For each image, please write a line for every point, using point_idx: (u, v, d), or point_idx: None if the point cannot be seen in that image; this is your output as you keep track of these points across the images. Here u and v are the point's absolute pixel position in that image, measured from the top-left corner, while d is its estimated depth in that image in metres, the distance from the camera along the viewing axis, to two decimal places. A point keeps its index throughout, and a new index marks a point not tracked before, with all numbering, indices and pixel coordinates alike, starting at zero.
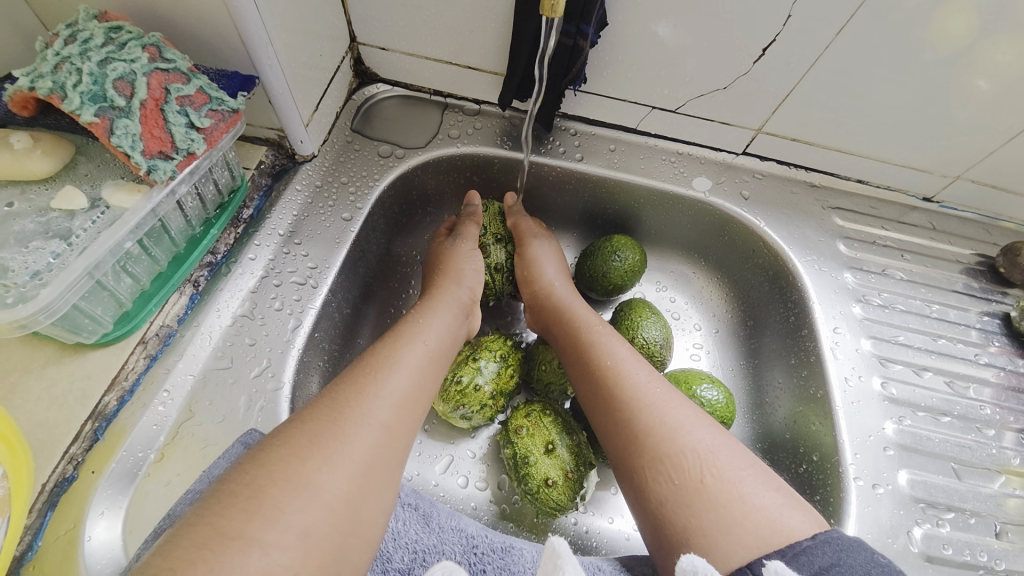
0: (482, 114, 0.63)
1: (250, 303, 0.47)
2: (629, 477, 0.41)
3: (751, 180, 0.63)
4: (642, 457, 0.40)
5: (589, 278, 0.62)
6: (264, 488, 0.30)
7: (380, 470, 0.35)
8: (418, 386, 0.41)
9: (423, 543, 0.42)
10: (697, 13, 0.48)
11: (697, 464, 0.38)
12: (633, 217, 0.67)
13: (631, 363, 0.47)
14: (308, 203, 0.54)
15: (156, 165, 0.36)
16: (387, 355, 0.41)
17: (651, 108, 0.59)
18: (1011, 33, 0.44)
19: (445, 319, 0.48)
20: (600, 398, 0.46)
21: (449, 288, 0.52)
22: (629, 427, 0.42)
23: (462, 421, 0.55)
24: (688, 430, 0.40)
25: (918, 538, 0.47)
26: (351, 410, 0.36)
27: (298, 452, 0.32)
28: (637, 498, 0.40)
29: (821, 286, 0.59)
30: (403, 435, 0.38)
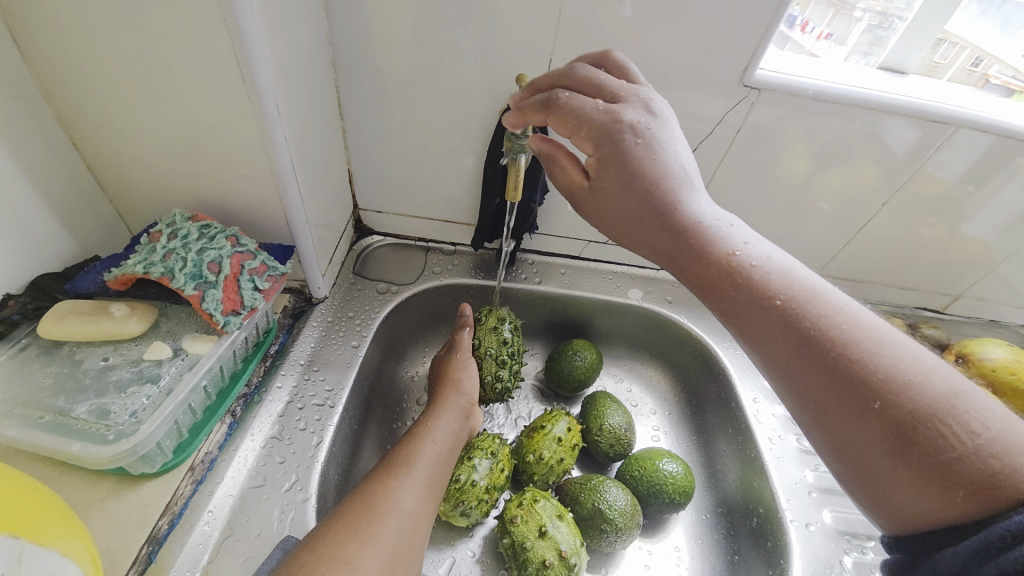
0: (457, 253, 0.84)
1: (279, 426, 0.55)
2: (873, 426, 0.36)
3: (670, 288, 0.85)
4: (900, 404, 0.35)
5: (559, 377, 0.78)
6: (312, 567, 0.38)
7: (403, 552, 0.42)
8: (432, 480, 0.50)
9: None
10: None
11: (949, 408, 0.34)
12: (586, 323, 0.85)
13: (821, 289, 0.40)
14: (322, 335, 0.66)
15: (230, 319, 0.47)
16: (401, 454, 0.51)
17: (587, 242, 0.82)
18: (836, 170, 0.68)
19: (443, 417, 0.58)
20: (803, 337, 0.38)
21: (447, 394, 0.61)
22: (895, 370, 0.36)
23: (461, 518, 0.62)
24: (926, 370, 0.36)
25: (850, 565, 0.57)
26: (380, 502, 0.44)
27: (340, 537, 0.40)
28: (889, 448, 0.35)
29: (740, 366, 0.75)
30: (422, 522, 0.46)
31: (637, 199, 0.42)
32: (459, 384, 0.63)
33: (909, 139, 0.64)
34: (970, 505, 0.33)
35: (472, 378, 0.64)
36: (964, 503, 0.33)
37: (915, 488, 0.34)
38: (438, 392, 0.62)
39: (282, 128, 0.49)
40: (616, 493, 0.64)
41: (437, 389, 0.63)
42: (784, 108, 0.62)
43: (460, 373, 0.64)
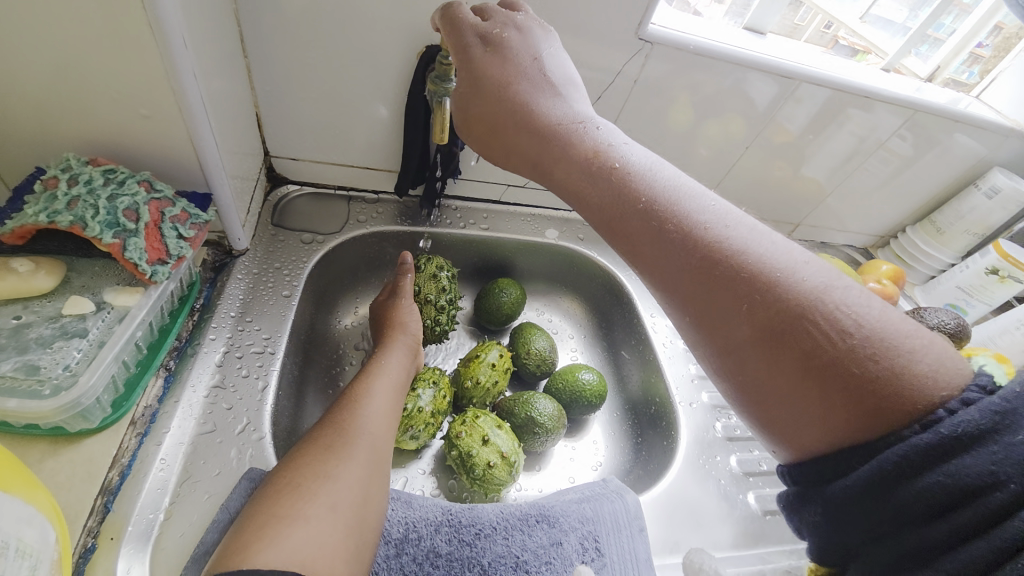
0: (380, 201, 0.85)
1: (220, 375, 0.56)
2: (744, 327, 0.37)
3: (583, 227, 0.95)
4: (772, 312, 0.36)
5: (488, 313, 0.86)
6: (297, 483, 0.43)
7: (376, 464, 0.48)
8: (391, 407, 0.55)
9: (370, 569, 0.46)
10: None
11: (818, 311, 0.35)
12: (510, 263, 0.93)
13: (695, 195, 0.42)
14: (250, 287, 0.65)
15: (157, 269, 0.46)
16: (359, 387, 0.55)
17: (506, 186, 0.88)
18: (709, 120, 0.82)
19: (394, 354, 0.62)
20: (675, 240, 0.41)
21: (395, 333, 0.66)
22: (760, 273, 0.37)
23: (412, 442, 0.69)
24: (798, 273, 0.37)
25: (721, 428, 0.71)
26: (349, 425, 0.49)
27: (318, 456, 0.45)
28: (761, 349, 0.37)
29: (640, 289, 0.88)
30: (387, 441, 0.51)
31: (522, 117, 0.48)
32: (405, 324, 0.67)
33: (765, 92, 0.78)
34: (850, 413, 0.33)
35: (416, 318, 0.69)
36: (842, 407, 0.33)
37: (794, 393, 0.35)
38: (386, 334, 0.66)
39: (189, 63, 0.47)
40: (544, 403, 0.74)
41: (385, 332, 0.67)
42: (671, 62, 0.72)
43: (406, 314, 0.68)
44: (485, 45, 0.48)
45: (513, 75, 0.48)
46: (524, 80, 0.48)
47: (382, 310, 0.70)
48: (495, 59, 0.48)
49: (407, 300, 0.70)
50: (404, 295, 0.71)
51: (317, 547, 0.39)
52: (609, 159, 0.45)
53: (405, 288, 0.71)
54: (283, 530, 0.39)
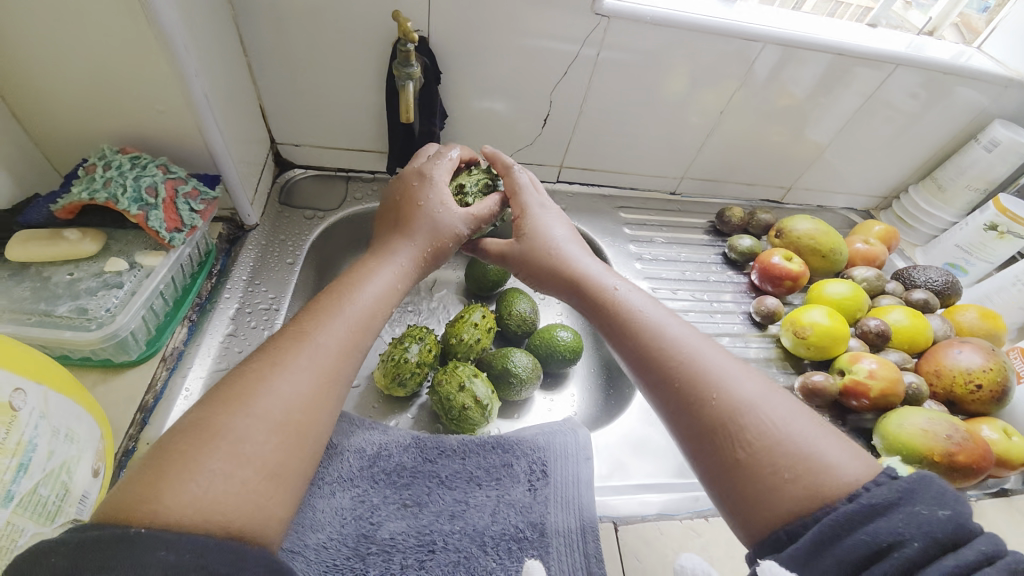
0: (375, 179, 0.95)
1: (233, 326, 0.67)
2: (694, 419, 0.48)
3: (564, 199, 1.02)
4: (712, 407, 0.47)
5: (476, 279, 0.94)
6: (234, 392, 0.42)
7: (325, 385, 0.46)
8: (365, 322, 0.52)
9: (347, 473, 0.56)
10: (500, 104, 0.86)
11: (751, 418, 0.45)
12: (497, 234, 1.01)
13: (687, 335, 0.54)
14: (260, 256, 0.77)
15: (174, 235, 0.57)
16: (336, 296, 0.53)
17: (490, 161, 0.96)
18: (677, 88, 0.86)
19: (382, 265, 0.59)
20: (657, 375, 0.53)
21: (412, 219, 0.63)
22: (701, 379, 0.49)
23: (401, 389, 0.79)
24: (737, 386, 0.48)
25: None
26: (306, 340, 0.47)
27: (264, 367, 0.44)
28: (704, 430, 0.47)
29: (616, 254, 0.94)
30: (348, 358, 0.49)
31: (523, 252, 0.67)
32: (415, 221, 0.63)
33: (730, 56, 0.82)
34: (782, 502, 0.41)
35: (443, 209, 0.64)
36: (774, 491, 0.42)
37: (729, 478, 0.45)
38: (394, 231, 0.63)
39: (192, 66, 0.57)
40: (521, 358, 0.82)
41: (399, 215, 0.64)
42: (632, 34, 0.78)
43: (427, 200, 0.64)
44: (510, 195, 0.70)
45: (551, 230, 0.67)
46: (566, 235, 0.67)
47: (403, 194, 0.66)
48: (542, 216, 0.68)
49: (435, 185, 0.65)
50: (433, 179, 0.65)
51: (234, 487, 0.37)
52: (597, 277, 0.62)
53: (441, 176, 0.66)
54: (198, 469, 0.36)
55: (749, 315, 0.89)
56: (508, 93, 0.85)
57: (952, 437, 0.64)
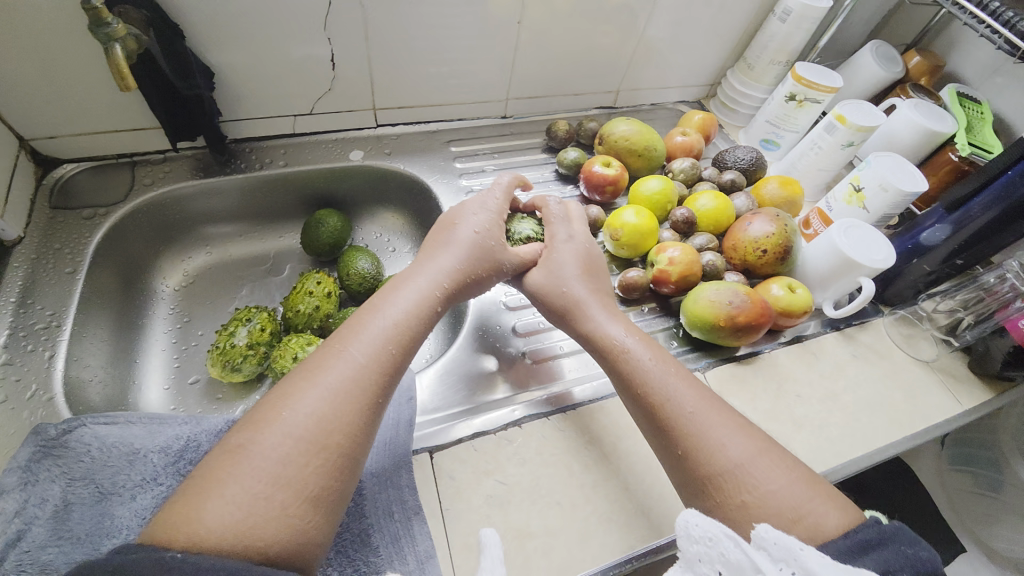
0: (169, 160, 0.86)
1: (7, 355, 0.62)
2: (670, 450, 0.54)
3: (390, 141, 0.97)
4: (677, 438, 0.54)
5: (312, 246, 0.91)
6: (240, 444, 0.45)
7: (333, 418, 0.48)
8: (378, 352, 0.54)
9: (149, 473, 0.57)
10: (273, 52, 0.78)
11: (715, 454, 0.51)
12: (327, 193, 0.96)
13: (640, 349, 0.62)
14: (31, 272, 0.70)
15: None
16: (363, 314, 0.58)
17: (293, 117, 0.89)
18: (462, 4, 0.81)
19: (406, 293, 0.61)
20: (644, 405, 0.58)
21: (456, 233, 0.69)
22: (666, 415, 0.55)
23: (238, 374, 0.77)
24: (700, 422, 0.53)
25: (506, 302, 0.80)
26: (336, 351, 0.53)
27: (272, 402, 0.48)
28: (673, 463, 0.54)
29: (447, 191, 0.92)
30: (349, 399, 0.50)
31: (482, 279, 0.69)
32: (458, 237, 0.68)
33: None
34: (727, 508, 0.49)
35: (476, 221, 0.70)
36: (722, 504, 0.49)
37: (689, 486, 0.52)
38: (434, 236, 0.71)
39: None
40: None
41: (439, 232, 0.71)
42: None
43: (464, 214, 0.71)
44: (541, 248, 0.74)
45: (558, 256, 0.72)
46: (573, 244, 0.73)
47: (443, 223, 0.72)
48: (545, 257, 0.73)
49: (479, 218, 0.71)
50: (479, 215, 0.71)
51: (241, 512, 0.41)
52: (588, 328, 0.66)
53: (503, 205, 0.75)
54: (223, 491, 0.41)
55: (581, 229, 0.90)
56: (279, 39, 0.77)
57: (734, 302, 0.72)
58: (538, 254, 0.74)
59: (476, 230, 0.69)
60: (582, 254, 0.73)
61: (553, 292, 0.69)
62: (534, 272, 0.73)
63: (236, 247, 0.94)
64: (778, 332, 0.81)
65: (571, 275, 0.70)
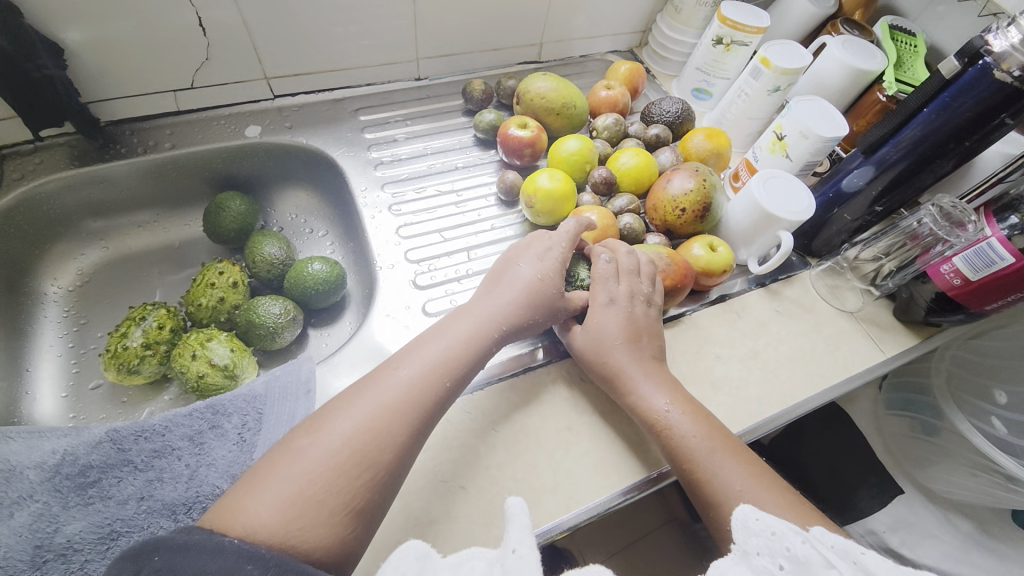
0: (41, 150, 0.77)
1: None
2: (683, 473, 0.57)
3: (292, 113, 0.89)
4: (696, 472, 0.55)
5: (216, 232, 0.84)
6: (270, 466, 0.45)
7: (371, 442, 0.48)
8: (420, 390, 0.53)
9: (25, 491, 0.51)
10: (129, 19, 0.70)
11: (719, 481, 0.54)
12: (229, 174, 0.89)
13: (666, 403, 0.60)
14: None
15: None
16: (417, 343, 0.58)
17: (173, 92, 0.81)
18: None
19: (457, 324, 0.60)
20: (660, 435, 0.59)
21: (507, 272, 0.66)
22: (682, 454, 0.57)
23: (138, 377, 0.72)
24: (709, 454, 0.56)
25: (417, 281, 0.75)
26: (375, 385, 0.52)
27: (308, 429, 0.48)
28: (686, 479, 0.56)
29: (354, 166, 0.86)
30: (390, 430, 0.49)
31: (535, 320, 0.64)
32: (515, 276, 0.65)
33: None
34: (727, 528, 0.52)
35: (554, 257, 0.66)
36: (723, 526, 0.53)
37: (698, 500, 0.56)
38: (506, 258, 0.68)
39: None
40: (269, 307, 0.76)
41: (507, 256, 0.68)
42: None
43: (523, 254, 0.67)
44: (609, 298, 0.66)
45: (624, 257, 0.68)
46: (612, 256, 0.68)
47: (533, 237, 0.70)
48: (621, 257, 0.69)
49: (561, 247, 0.67)
50: (552, 267, 0.66)
51: (275, 515, 0.42)
52: (607, 350, 0.64)
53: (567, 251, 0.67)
54: (264, 486, 0.44)
55: (500, 197, 0.85)
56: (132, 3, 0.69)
57: (647, 266, 0.69)
58: (605, 264, 0.68)
59: (538, 272, 0.65)
60: (640, 266, 0.68)
61: (597, 343, 0.64)
62: (577, 332, 0.66)
63: (136, 239, 0.87)
64: (703, 293, 0.79)
65: (603, 304, 0.66)
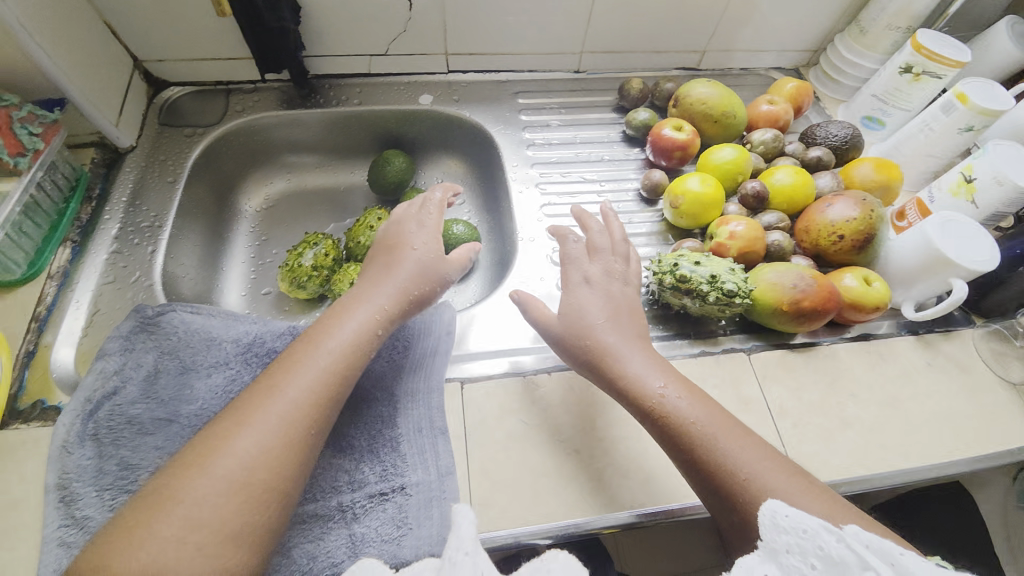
0: (258, 90, 0.92)
1: (117, 244, 0.72)
2: (681, 456, 0.51)
3: (459, 87, 0.97)
4: (694, 454, 0.50)
5: (378, 183, 0.94)
6: (132, 511, 0.41)
7: (270, 469, 0.44)
8: (307, 403, 0.47)
9: (222, 358, 0.63)
10: None
11: (722, 468, 0.49)
12: (396, 133, 0.99)
13: (661, 379, 0.55)
14: (140, 177, 0.79)
15: (20, 159, 0.63)
16: (307, 331, 0.54)
17: (369, 56, 0.92)
18: None
19: (346, 325, 0.53)
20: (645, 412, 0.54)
21: (387, 267, 0.60)
22: (680, 433, 0.52)
23: (302, 292, 0.84)
24: (704, 439, 0.50)
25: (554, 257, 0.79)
26: (237, 406, 0.47)
27: (144, 478, 0.43)
28: (682, 464, 0.52)
29: (509, 142, 0.92)
30: (296, 437, 0.46)
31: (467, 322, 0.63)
32: (399, 253, 0.61)
33: None
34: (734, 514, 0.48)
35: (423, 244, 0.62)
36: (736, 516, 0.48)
37: (697, 486, 0.51)
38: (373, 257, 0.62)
39: None
40: None
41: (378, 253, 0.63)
42: None
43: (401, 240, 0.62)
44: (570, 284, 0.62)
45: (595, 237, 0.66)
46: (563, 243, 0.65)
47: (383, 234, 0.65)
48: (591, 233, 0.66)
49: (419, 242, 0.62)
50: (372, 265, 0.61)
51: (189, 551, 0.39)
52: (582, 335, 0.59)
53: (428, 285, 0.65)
54: (177, 511, 0.40)
55: (639, 193, 0.87)
56: None
57: (798, 286, 0.67)
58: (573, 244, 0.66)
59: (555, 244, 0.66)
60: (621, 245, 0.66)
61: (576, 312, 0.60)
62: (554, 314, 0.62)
63: (313, 178, 1.00)
64: (844, 327, 0.75)
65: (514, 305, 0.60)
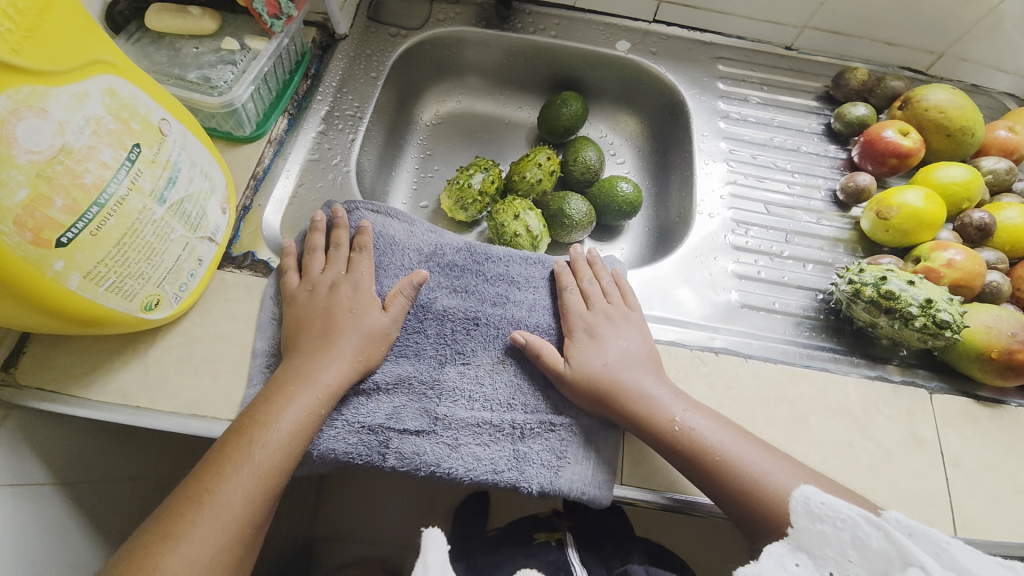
0: (461, 4, 0.91)
1: (324, 125, 0.76)
2: (700, 473, 0.52)
3: (659, 40, 0.92)
4: (715, 467, 0.51)
5: (549, 123, 0.92)
6: (181, 512, 0.46)
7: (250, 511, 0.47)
8: (282, 455, 0.49)
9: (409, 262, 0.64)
10: None
11: (755, 478, 0.50)
12: (579, 76, 0.95)
13: (674, 403, 0.54)
14: (347, 66, 0.82)
15: (275, 23, 0.65)
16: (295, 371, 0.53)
17: None
18: None
19: (329, 364, 0.54)
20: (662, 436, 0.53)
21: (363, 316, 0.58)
22: (705, 453, 0.51)
23: (463, 213, 0.85)
24: (731, 452, 0.51)
25: (730, 240, 0.76)
26: (241, 444, 0.49)
27: (201, 477, 0.48)
28: (711, 482, 0.51)
29: (701, 110, 0.87)
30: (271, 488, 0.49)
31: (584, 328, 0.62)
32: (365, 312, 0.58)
33: None
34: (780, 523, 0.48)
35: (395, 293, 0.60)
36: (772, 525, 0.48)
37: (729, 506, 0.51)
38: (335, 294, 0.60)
39: None
40: (579, 204, 0.83)
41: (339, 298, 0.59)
42: None
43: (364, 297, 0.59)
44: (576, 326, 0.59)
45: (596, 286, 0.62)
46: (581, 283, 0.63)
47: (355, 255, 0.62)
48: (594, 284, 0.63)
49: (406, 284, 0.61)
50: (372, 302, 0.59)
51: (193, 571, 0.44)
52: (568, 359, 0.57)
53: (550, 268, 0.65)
54: (176, 547, 0.44)
55: (833, 194, 0.80)
56: None
57: (1016, 335, 0.61)
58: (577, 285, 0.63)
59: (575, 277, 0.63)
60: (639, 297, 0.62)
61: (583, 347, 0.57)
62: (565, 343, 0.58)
63: (484, 103, 0.99)
64: None
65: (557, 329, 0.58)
